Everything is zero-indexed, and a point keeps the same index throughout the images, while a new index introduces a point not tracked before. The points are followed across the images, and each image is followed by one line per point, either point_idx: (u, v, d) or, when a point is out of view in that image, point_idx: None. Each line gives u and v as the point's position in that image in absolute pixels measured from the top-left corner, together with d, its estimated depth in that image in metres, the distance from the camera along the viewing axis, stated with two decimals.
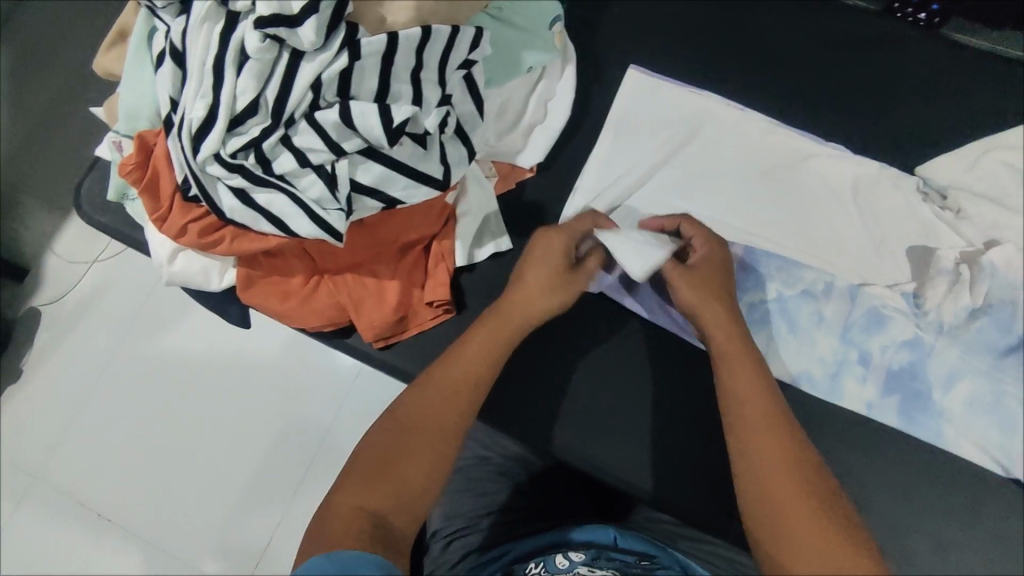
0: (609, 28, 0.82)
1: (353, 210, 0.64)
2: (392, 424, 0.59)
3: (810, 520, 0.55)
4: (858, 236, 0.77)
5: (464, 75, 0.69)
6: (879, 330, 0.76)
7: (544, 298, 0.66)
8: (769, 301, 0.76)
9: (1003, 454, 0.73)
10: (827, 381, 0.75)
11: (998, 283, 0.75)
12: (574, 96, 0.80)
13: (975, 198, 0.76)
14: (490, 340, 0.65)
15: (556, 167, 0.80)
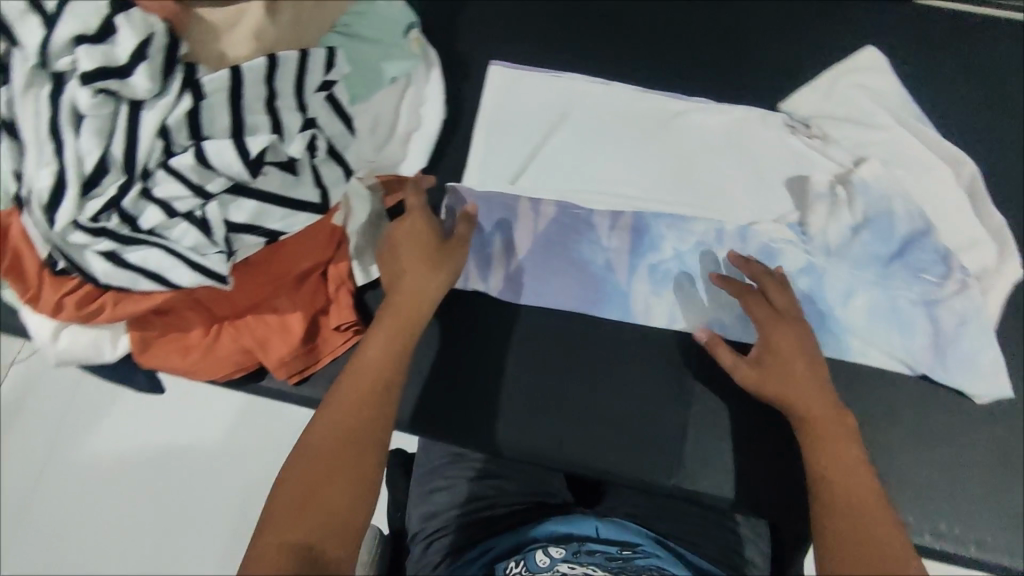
0: (469, 28, 0.86)
1: (234, 249, 0.65)
2: (309, 451, 0.56)
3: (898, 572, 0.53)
4: (738, 178, 0.81)
5: (326, 96, 0.69)
6: (773, 264, 0.77)
7: (426, 277, 0.66)
8: (665, 260, 0.77)
9: (909, 355, 0.75)
10: (739, 322, 0.75)
11: (873, 196, 0.78)
12: (444, 97, 0.82)
13: (834, 122, 0.82)
14: (389, 336, 0.63)
15: (441, 170, 0.82)
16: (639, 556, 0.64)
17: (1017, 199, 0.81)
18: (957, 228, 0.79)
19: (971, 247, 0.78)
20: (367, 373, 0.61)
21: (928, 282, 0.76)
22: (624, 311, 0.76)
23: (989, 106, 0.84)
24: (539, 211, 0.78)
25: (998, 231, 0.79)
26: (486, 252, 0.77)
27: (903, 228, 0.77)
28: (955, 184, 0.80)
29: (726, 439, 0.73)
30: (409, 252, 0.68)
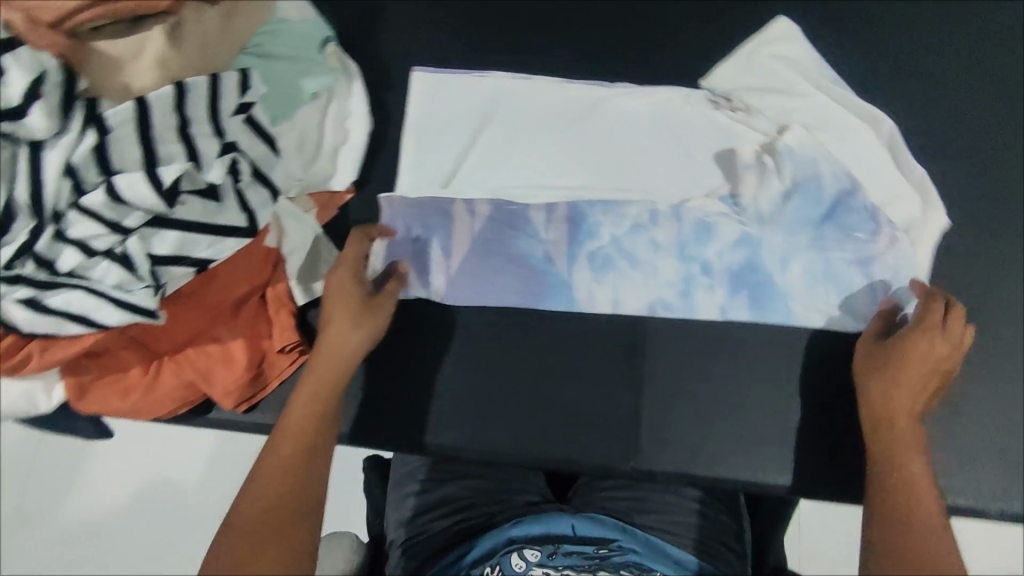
0: (388, 37, 0.86)
1: (162, 283, 0.63)
2: (244, 516, 0.55)
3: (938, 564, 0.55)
4: (667, 158, 0.82)
5: (245, 118, 0.68)
6: (708, 237, 0.78)
7: (347, 331, 0.66)
8: (603, 245, 0.78)
9: (849, 312, 0.77)
10: (679, 300, 0.77)
11: (798, 161, 0.80)
12: (368, 108, 0.82)
13: (755, 93, 0.84)
14: (312, 398, 0.63)
15: (373, 181, 0.81)
16: (616, 553, 0.67)
17: (942, 147, 0.83)
18: (881, 184, 0.81)
19: (896, 201, 0.80)
20: (291, 438, 0.60)
21: (860, 240, 0.78)
22: (569, 300, 0.76)
23: (905, 59, 0.85)
24: (474, 211, 0.79)
25: (920, 183, 0.81)
26: (424, 258, 0.77)
27: (831, 189, 0.79)
28: (876, 141, 0.82)
29: (680, 416, 0.74)
30: (335, 304, 0.67)
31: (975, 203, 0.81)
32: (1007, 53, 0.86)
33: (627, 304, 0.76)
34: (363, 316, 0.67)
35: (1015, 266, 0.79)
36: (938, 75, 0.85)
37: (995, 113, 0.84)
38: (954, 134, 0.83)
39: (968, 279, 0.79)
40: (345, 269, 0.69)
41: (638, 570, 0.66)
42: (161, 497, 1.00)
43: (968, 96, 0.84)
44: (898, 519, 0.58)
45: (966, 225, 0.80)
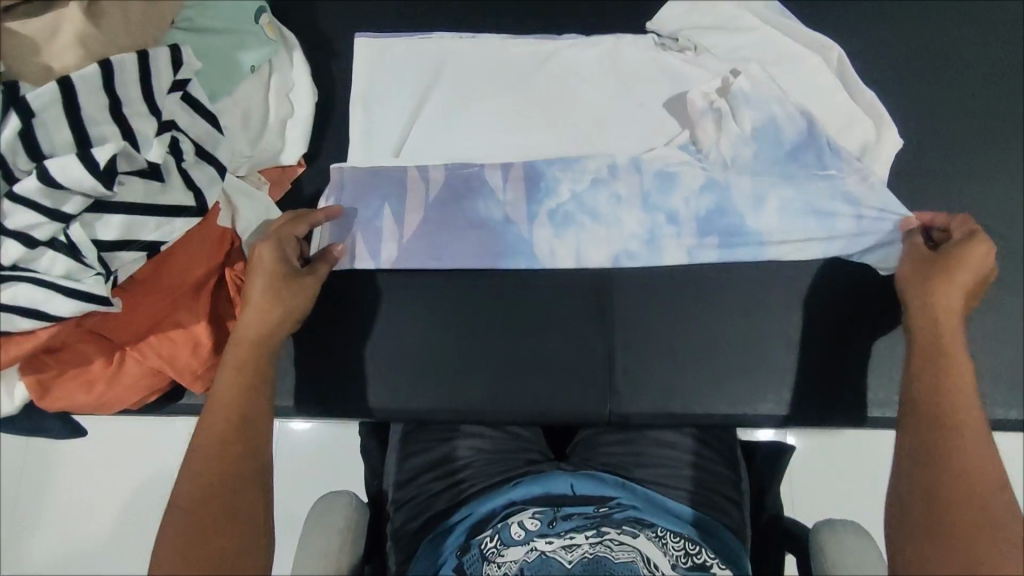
0: (325, 6, 0.84)
1: (113, 270, 0.62)
2: (188, 502, 0.55)
3: (981, 485, 0.55)
4: (618, 106, 0.81)
5: (182, 96, 0.66)
6: (671, 186, 0.77)
7: (269, 310, 0.64)
8: (564, 203, 0.77)
9: (820, 245, 0.76)
10: (645, 250, 0.76)
11: (756, 101, 0.78)
12: (311, 78, 0.80)
13: (702, 32, 0.83)
14: (237, 379, 0.61)
15: (324, 154, 0.80)
16: (616, 510, 0.65)
17: (894, 71, 0.82)
18: (834, 111, 0.80)
19: (851, 127, 0.79)
20: (217, 422, 0.59)
21: (829, 176, 0.76)
22: (532, 259, 0.76)
23: None
24: (428, 178, 0.78)
25: (871, 107, 0.79)
26: (375, 228, 0.76)
27: (790, 131, 0.77)
28: (824, 69, 0.81)
29: (650, 359, 0.74)
30: (256, 281, 0.65)
31: (930, 120, 0.80)
32: None
33: (592, 259, 0.76)
34: (285, 295, 0.65)
35: (973, 179, 0.78)
36: None
37: (944, 28, 0.83)
38: (903, 54, 0.82)
39: (929, 197, 0.78)
40: (267, 246, 0.66)
41: (640, 525, 0.64)
42: (148, 495, 1.00)
43: (915, 14, 0.83)
44: (950, 447, 0.57)
45: (923, 142, 0.79)
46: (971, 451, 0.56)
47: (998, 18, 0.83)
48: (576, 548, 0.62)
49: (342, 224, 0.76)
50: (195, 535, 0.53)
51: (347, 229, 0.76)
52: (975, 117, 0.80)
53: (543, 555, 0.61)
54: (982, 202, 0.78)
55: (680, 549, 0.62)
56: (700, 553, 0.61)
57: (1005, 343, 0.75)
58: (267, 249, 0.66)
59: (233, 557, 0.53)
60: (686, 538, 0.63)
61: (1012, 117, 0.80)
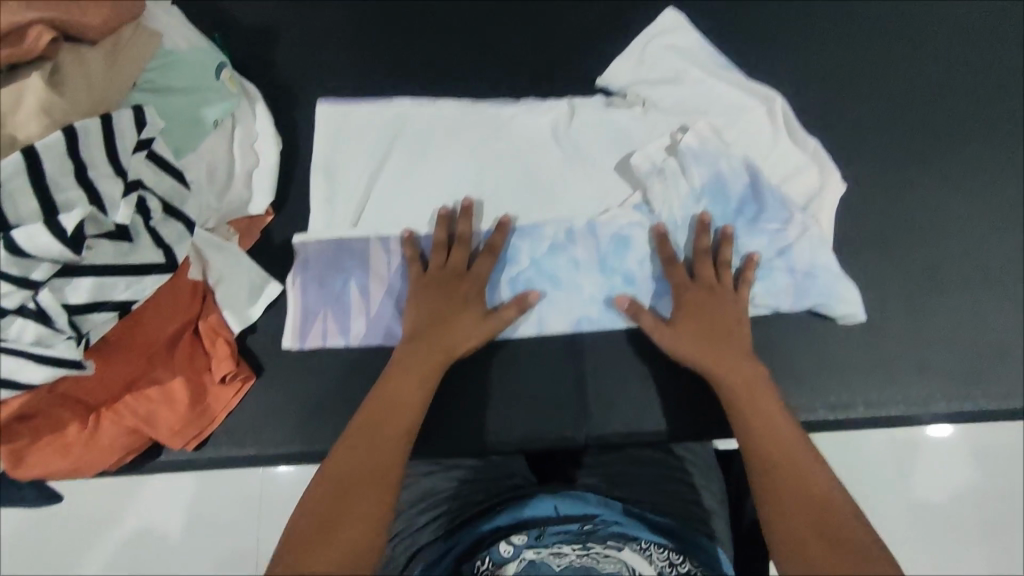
0: (286, 61, 0.87)
1: (84, 333, 0.62)
2: (340, 479, 0.61)
3: (817, 475, 0.61)
4: (572, 175, 0.82)
5: (147, 154, 0.69)
6: (626, 250, 0.78)
7: (468, 331, 0.71)
8: (524, 270, 0.78)
9: (771, 298, 0.77)
10: (604, 315, 0.77)
11: (705, 160, 0.80)
12: (275, 128, 0.82)
13: (650, 87, 0.85)
14: (415, 380, 0.68)
15: (292, 201, 0.81)
16: (600, 527, 0.67)
17: (829, 91, 0.87)
18: (781, 159, 0.82)
19: (798, 174, 0.81)
20: (402, 419, 0.65)
21: (773, 229, 0.78)
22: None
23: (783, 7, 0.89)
24: (390, 248, 0.78)
25: (815, 153, 0.82)
26: (345, 304, 0.76)
27: (735, 184, 0.79)
28: (767, 120, 0.83)
29: (623, 384, 0.76)
30: (434, 328, 0.71)
31: (864, 133, 0.85)
32: None
33: (553, 327, 0.77)
34: (477, 325, 0.72)
35: (910, 187, 0.83)
36: (814, 19, 0.89)
37: (868, 48, 0.88)
38: (836, 75, 0.87)
39: (873, 210, 0.82)
40: (484, 266, 0.75)
41: (624, 540, 0.67)
42: (130, 560, 0.98)
43: (842, 34, 0.89)
44: (794, 493, 0.60)
45: (860, 154, 0.84)
46: (777, 456, 0.63)
47: (916, 34, 0.89)
48: (565, 556, 0.66)
49: (306, 297, 0.76)
50: (342, 509, 0.59)
51: (314, 308, 0.76)
52: (904, 128, 0.85)
53: (533, 562, 0.65)
54: (920, 204, 0.82)
55: (665, 560, 0.65)
56: (685, 564, 0.64)
57: (957, 337, 0.78)
58: (457, 292, 0.73)
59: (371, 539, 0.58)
60: (670, 550, 0.65)
61: (938, 126, 0.85)
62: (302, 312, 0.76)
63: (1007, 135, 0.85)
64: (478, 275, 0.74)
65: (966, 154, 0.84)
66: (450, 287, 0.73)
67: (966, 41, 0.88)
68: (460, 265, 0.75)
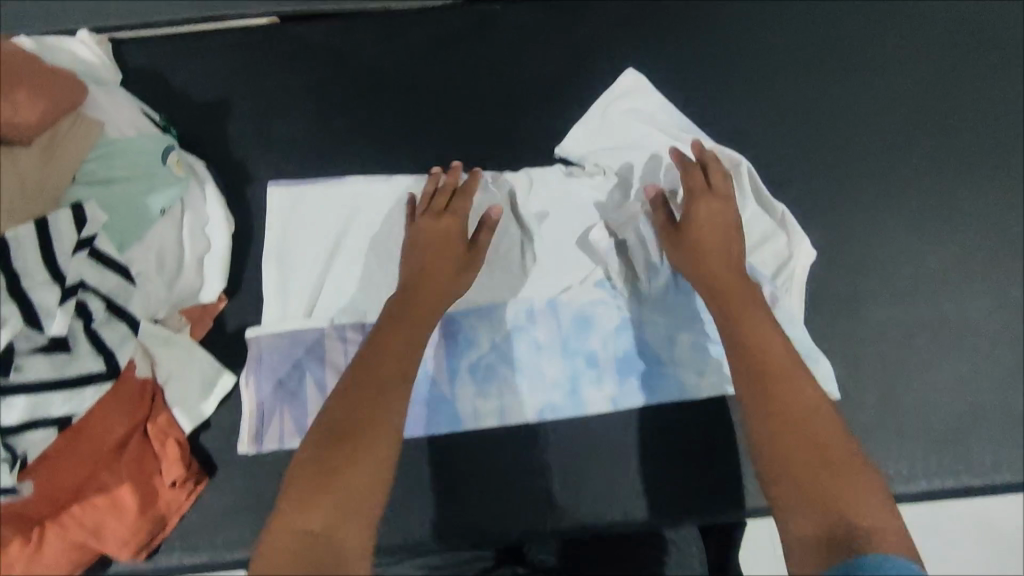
0: (238, 134, 0.84)
1: (21, 452, 0.60)
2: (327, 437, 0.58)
3: (811, 394, 0.60)
4: (533, 253, 0.79)
5: (89, 252, 0.66)
6: (589, 329, 0.77)
7: (451, 262, 0.74)
8: (484, 354, 0.76)
9: None
10: (567, 401, 0.75)
11: (666, 232, 0.79)
12: (225, 208, 0.79)
13: (609, 154, 0.82)
14: (397, 337, 0.68)
15: (246, 285, 0.79)
16: None
17: (801, 142, 0.83)
18: (749, 226, 0.79)
19: (765, 243, 0.79)
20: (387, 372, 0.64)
21: None
22: (453, 419, 0.74)
23: (754, 57, 0.86)
24: (345, 337, 0.76)
25: (782, 219, 0.79)
26: (300, 400, 0.74)
27: None
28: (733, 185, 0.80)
29: (591, 467, 0.73)
30: (432, 269, 0.73)
31: (838, 186, 0.82)
32: (844, 34, 0.87)
33: (515, 415, 0.74)
34: (459, 259, 0.74)
35: (884, 242, 0.80)
36: (785, 68, 0.86)
37: (843, 96, 0.85)
38: (807, 126, 0.84)
39: (847, 271, 0.79)
40: (459, 200, 0.77)
41: None
42: None
43: (817, 85, 0.85)
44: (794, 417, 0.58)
45: (835, 212, 0.81)
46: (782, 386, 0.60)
47: (893, 81, 0.86)
48: None
49: (261, 393, 0.74)
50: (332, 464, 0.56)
51: (270, 406, 0.74)
52: (882, 182, 0.82)
53: None
54: (893, 263, 0.80)
55: None
56: None
57: (935, 405, 0.76)
58: (446, 230, 0.75)
59: (362, 492, 0.55)
60: None
61: (912, 176, 0.83)
62: (257, 410, 0.73)
63: (984, 185, 0.82)
64: (459, 210, 0.76)
65: (940, 205, 0.82)
66: (433, 226, 0.76)
67: (937, 84, 0.85)
68: (440, 205, 0.77)
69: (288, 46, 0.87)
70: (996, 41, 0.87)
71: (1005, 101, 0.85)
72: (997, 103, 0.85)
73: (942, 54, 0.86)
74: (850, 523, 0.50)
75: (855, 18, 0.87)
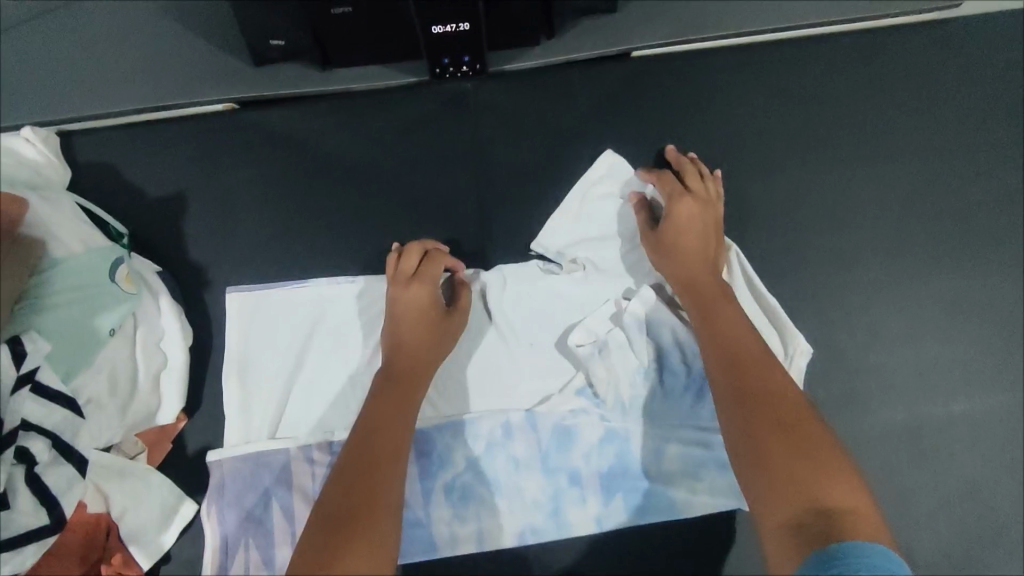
0: (193, 231, 0.80)
1: None
2: (325, 516, 0.56)
3: (784, 390, 0.61)
4: (511, 356, 0.75)
5: (32, 388, 0.60)
6: (570, 444, 0.73)
7: (431, 331, 0.71)
8: (460, 474, 0.72)
9: (727, 495, 0.72)
10: (548, 523, 0.71)
11: (652, 331, 0.74)
12: (180, 318, 0.75)
13: (590, 244, 0.78)
14: (381, 405, 0.65)
15: (207, 400, 0.75)
16: None
17: (782, 229, 0.81)
18: None
19: None
20: (374, 440, 0.62)
21: None
22: (429, 545, 0.71)
23: (736, 137, 0.83)
24: (311, 458, 0.72)
25: (773, 314, 0.75)
26: (266, 528, 0.71)
27: (688, 359, 0.73)
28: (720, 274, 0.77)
29: None
30: (409, 338, 0.70)
31: (824, 275, 0.80)
32: (830, 111, 0.84)
33: (494, 539, 0.71)
34: (438, 326, 0.71)
35: (869, 338, 0.79)
36: (769, 149, 0.83)
37: (828, 179, 0.83)
38: (789, 210, 0.82)
39: (828, 367, 0.78)
40: (433, 264, 0.73)
41: None
42: None
43: (799, 165, 0.83)
44: (769, 413, 0.59)
45: (819, 303, 0.79)
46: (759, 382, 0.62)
47: (879, 162, 0.84)
48: None
49: (224, 525, 0.70)
50: (332, 537, 0.54)
51: (234, 538, 0.70)
52: (865, 271, 0.80)
53: None
54: (877, 358, 0.78)
55: None
56: None
57: (913, 507, 0.75)
58: (416, 298, 0.71)
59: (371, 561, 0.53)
60: None
61: (895, 264, 0.81)
62: (220, 543, 0.70)
63: (969, 275, 0.81)
64: (426, 277, 0.72)
65: (925, 295, 0.80)
66: (403, 294, 0.71)
67: (920, 164, 0.84)
68: (409, 268, 0.73)
69: (245, 133, 0.83)
70: (985, 121, 0.85)
71: (992, 184, 0.84)
72: (985, 186, 0.83)
73: (929, 135, 0.84)
74: (830, 508, 0.52)
75: (841, 94, 0.85)
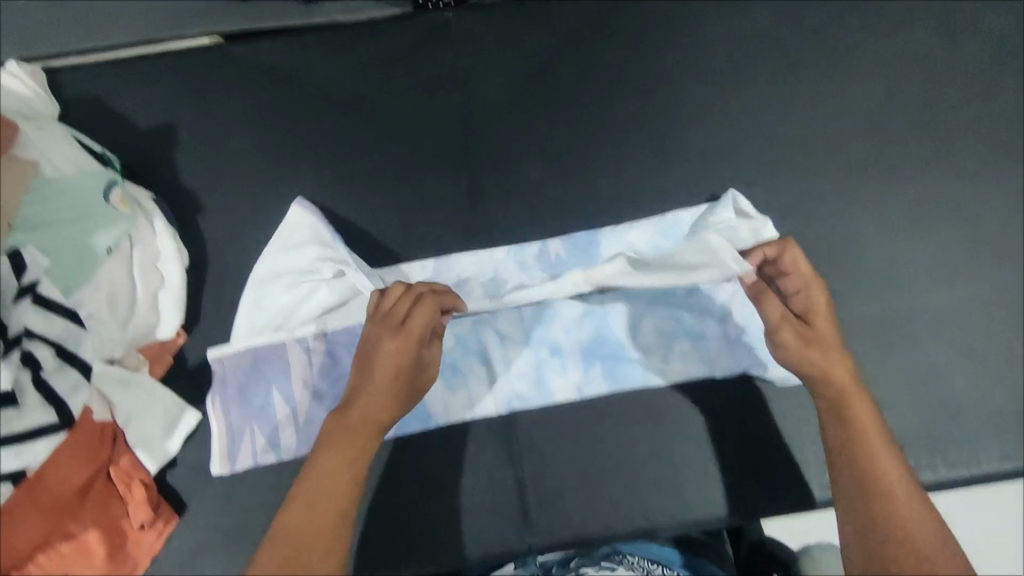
0: (186, 159, 0.82)
1: None
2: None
3: (909, 506, 0.57)
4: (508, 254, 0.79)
5: (32, 299, 0.65)
6: (552, 318, 0.76)
7: (390, 400, 0.63)
8: (449, 349, 0.74)
9: (705, 363, 0.73)
10: (533, 390, 0.73)
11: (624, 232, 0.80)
12: (175, 236, 0.76)
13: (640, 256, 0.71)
14: (341, 462, 0.60)
15: (204, 316, 0.78)
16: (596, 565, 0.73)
17: (761, 144, 0.84)
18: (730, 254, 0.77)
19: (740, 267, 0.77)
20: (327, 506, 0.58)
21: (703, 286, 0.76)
22: (422, 417, 0.72)
23: (715, 63, 0.86)
24: (308, 348, 0.75)
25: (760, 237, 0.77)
26: (270, 415, 0.74)
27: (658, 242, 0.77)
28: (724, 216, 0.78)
29: (567, 467, 0.71)
30: (376, 390, 0.62)
31: (801, 188, 0.83)
32: (804, 34, 0.87)
33: (485, 409, 0.72)
34: (405, 390, 0.63)
35: (852, 239, 0.81)
36: (745, 67, 0.86)
37: (804, 93, 0.86)
38: (767, 125, 0.85)
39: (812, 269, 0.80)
40: (419, 315, 0.63)
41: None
42: None
43: (779, 80, 0.86)
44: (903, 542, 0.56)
45: (798, 209, 0.82)
46: (882, 489, 0.58)
47: (856, 79, 0.86)
48: None
49: (230, 413, 0.74)
50: None
51: (241, 424, 0.73)
52: (845, 179, 0.83)
53: None
54: (857, 259, 0.80)
55: None
56: None
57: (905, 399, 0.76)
58: (399, 354, 0.62)
59: None
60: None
61: (873, 171, 0.83)
62: (227, 428, 0.73)
63: (946, 176, 0.83)
64: (416, 330, 0.63)
65: (904, 198, 0.82)
66: (391, 346, 0.62)
67: (895, 75, 0.86)
68: (399, 315, 0.63)
69: (231, 66, 0.85)
70: (957, 30, 0.87)
71: (967, 89, 0.85)
72: (960, 93, 0.85)
73: (901, 46, 0.87)
74: None
75: (814, 13, 0.88)
